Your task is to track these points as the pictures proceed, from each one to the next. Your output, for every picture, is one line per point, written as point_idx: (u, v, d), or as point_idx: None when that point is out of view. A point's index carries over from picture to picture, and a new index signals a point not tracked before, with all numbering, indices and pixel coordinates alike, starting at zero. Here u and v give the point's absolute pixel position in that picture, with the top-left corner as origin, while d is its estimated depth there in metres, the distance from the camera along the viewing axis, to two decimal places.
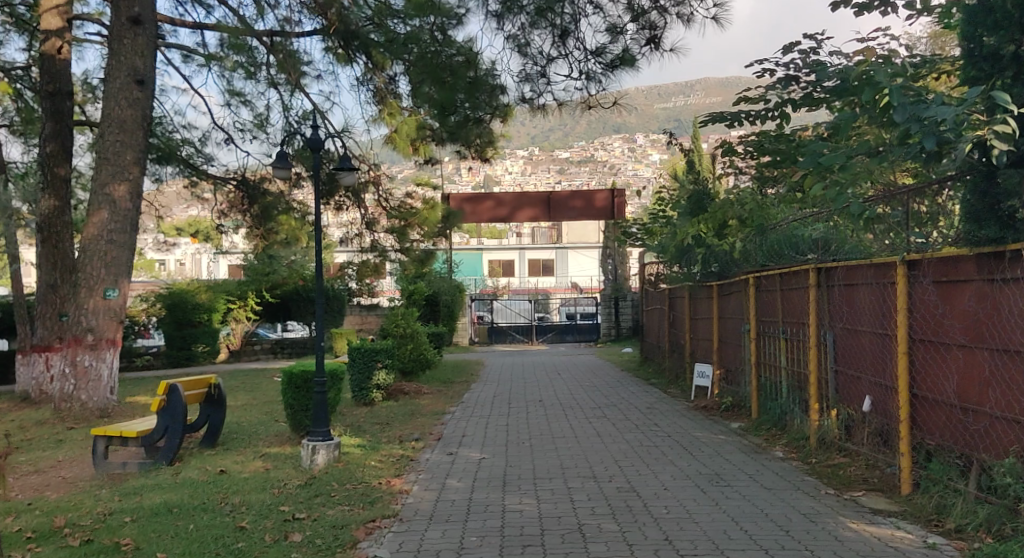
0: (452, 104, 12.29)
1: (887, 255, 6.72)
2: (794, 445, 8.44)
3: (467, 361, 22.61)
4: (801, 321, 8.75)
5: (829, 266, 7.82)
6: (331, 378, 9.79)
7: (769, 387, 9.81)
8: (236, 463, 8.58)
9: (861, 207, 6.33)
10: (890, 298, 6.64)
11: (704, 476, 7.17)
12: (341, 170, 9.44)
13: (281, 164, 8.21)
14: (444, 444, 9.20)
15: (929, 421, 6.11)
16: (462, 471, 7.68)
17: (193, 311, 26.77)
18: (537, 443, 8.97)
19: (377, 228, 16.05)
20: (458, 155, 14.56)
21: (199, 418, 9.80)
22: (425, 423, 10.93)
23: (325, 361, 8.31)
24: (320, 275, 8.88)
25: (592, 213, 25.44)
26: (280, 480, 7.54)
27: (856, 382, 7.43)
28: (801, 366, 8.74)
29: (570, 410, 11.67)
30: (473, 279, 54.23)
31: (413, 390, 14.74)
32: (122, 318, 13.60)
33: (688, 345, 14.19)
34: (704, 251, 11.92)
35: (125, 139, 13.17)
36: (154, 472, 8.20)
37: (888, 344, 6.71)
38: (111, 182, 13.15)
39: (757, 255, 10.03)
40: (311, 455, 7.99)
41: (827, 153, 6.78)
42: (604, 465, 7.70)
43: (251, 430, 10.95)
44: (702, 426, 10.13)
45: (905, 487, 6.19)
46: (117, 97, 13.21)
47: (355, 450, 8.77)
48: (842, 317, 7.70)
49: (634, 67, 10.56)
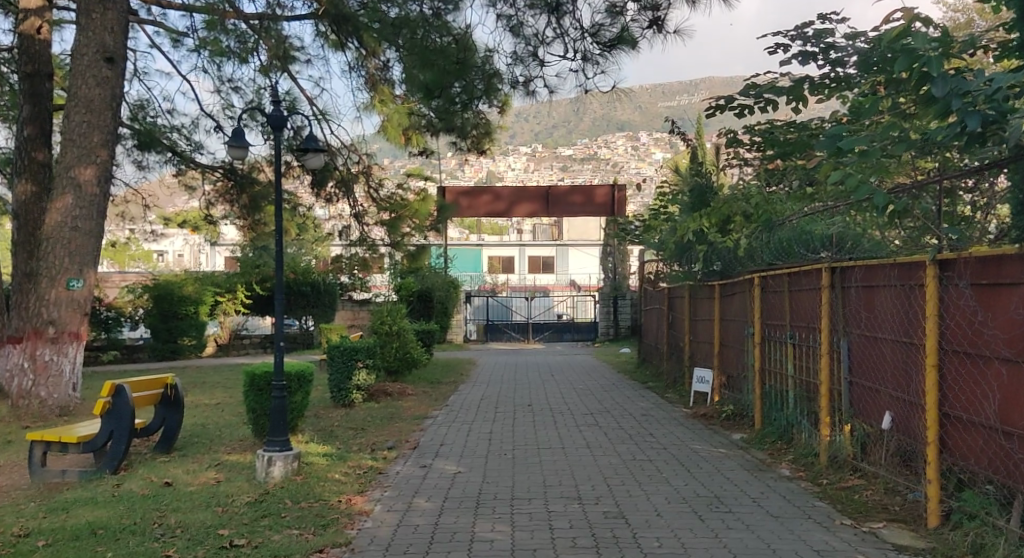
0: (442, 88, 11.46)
1: (913, 254, 5.93)
2: (801, 462, 7.66)
3: (458, 360, 21.73)
4: (811, 326, 7.95)
5: (846, 266, 7.01)
6: (296, 380, 8.98)
7: (774, 396, 9.03)
8: (187, 472, 7.81)
9: (888, 196, 5.57)
10: (917, 303, 5.83)
11: (702, 500, 6.38)
12: (306, 150, 8.08)
13: (235, 141, 7.30)
14: (419, 454, 8.42)
15: (963, 445, 5.32)
16: (432, 488, 6.88)
17: (179, 303, 26.08)
18: (520, 455, 8.17)
19: (367, 220, 15.06)
20: (454, 146, 13.76)
21: (153, 421, 9.05)
22: (402, 429, 10.13)
23: (284, 362, 7.47)
24: (280, 268, 8.01)
25: (592, 209, 24.61)
26: (229, 495, 6.75)
27: (874, 395, 6.64)
28: (810, 374, 7.96)
29: (560, 416, 10.87)
30: (472, 275, 53.29)
31: (397, 391, 13.98)
32: (88, 310, 12.82)
33: (688, 347, 13.38)
34: (706, 248, 11.16)
35: (92, 120, 12.37)
36: (96, 483, 7.45)
37: (913, 355, 5.91)
38: (77, 165, 12.36)
39: (764, 252, 9.25)
40: (266, 467, 7.20)
41: (852, 137, 5.97)
42: (592, 484, 6.91)
43: (215, 433, 10.18)
44: (700, 437, 9.33)
45: (932, 519, 5.41)
46: (84, 74, 12.40)
47: (319, 461, 7.97)
48: (859, 323, 6.90)
49: (636, 50, 9.76)
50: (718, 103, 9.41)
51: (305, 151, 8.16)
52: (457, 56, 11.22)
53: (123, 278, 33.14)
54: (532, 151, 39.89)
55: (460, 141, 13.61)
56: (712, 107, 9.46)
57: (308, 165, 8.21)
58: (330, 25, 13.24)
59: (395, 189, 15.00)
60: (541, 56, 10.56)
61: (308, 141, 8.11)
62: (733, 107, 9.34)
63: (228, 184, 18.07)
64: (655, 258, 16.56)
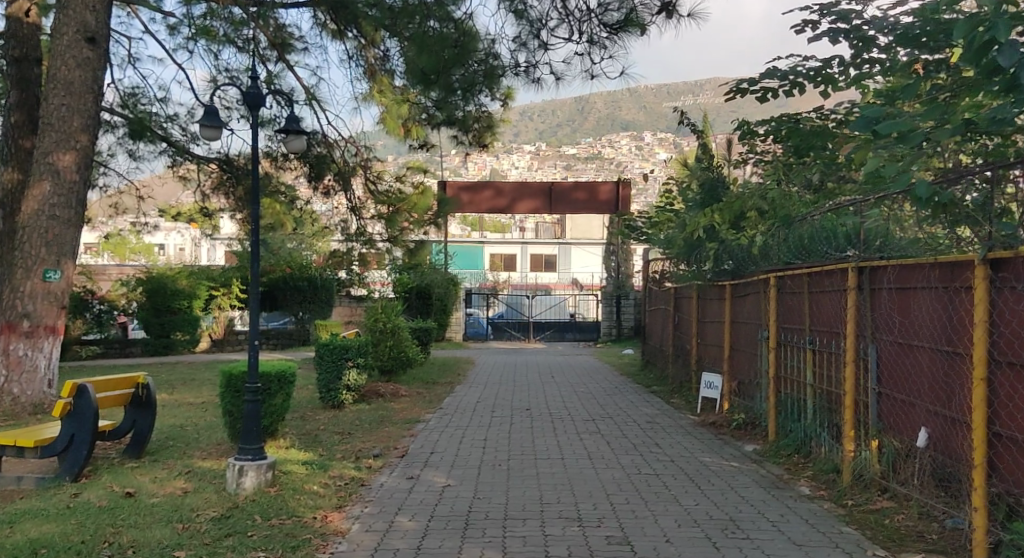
0: (442, 78, 10.78)
1: (958, 254, 5.31)
2: (822, 478, 7.04)
3: (456, 360, 21.14)
4: (834, 330, 7.33)
5: (877, 265, 6.40)
6: (276, 382, 8.32)
7: (790, 404, 8.42)
8: (154, 480, 7.19)
9: (933, 186, 5.00)
10: (963, 308, 5.21)
11: (716, 523, 5.75)
12: (286, 131, 7.14)
13: (206, 121, 6.64)
14: (407, 463, 7.80)
15: (1015, 470, 4.69)
16: (417, 505, 6.26)
17: (172, 297, 25.49)
18: (516, 467, 7.54)
19: (365, 214, 14.26)
20: (455, 140, 13.13)
21: (123, 423, 8.44)
22: (392, 435, 9.53)
23: (258, 363, 6.84)
24: (256, 261, 7.33)
25: (595, 206, 23.99)
26: (193, 509, 6.11)
27: (907, 408, 6.03)
28: (832, 382, 7.34)
29: (560, 422, 10.25)
30: (472, 273, 52.77)
31: (391, 392, 13.36)
32: (66, 303, 12.22)
33: (695, 350, 12.74)
34: (717, 246, 10.56)
35: (72, 103, 11.74)
36: (52, 491, 6.84)
37: (957, 366, 5.29)
38: (55, 150, 11.71)
39: (781, 251, 8.63)
40: (237, 477, 6.58)
41: (889, 121, 5.36)
42: (594, 502, 6.29)
43: (193, 436, 9.57)
44: (709, 448, 8.71)
45: (978, 553, 4.78)
46: (64, 55, 11.75)
47: (297, 470, 7.35)
48: (890, 327, 6.28)
49: (644, 33, 9.13)
50: (739, 86, 9.27)
51: (286, 133, 7.21)
52: (456, 39, 10.54)
53: (119, 270, 32.56)
54: (536, 149, 39.36)
55: (461, 134, 12.94)
56: (733, 90, 9.34)
57: (290, 149, 7.28)
58: (328, 11, 12.89)
59: (393, 182, 14.07)
60: (547, 43, 9.92)
61: (288, 121, 7.18)
62: (757, 90, 9.18)
63: (223, 175, 17.41)
64: (662, 257, 15.95)
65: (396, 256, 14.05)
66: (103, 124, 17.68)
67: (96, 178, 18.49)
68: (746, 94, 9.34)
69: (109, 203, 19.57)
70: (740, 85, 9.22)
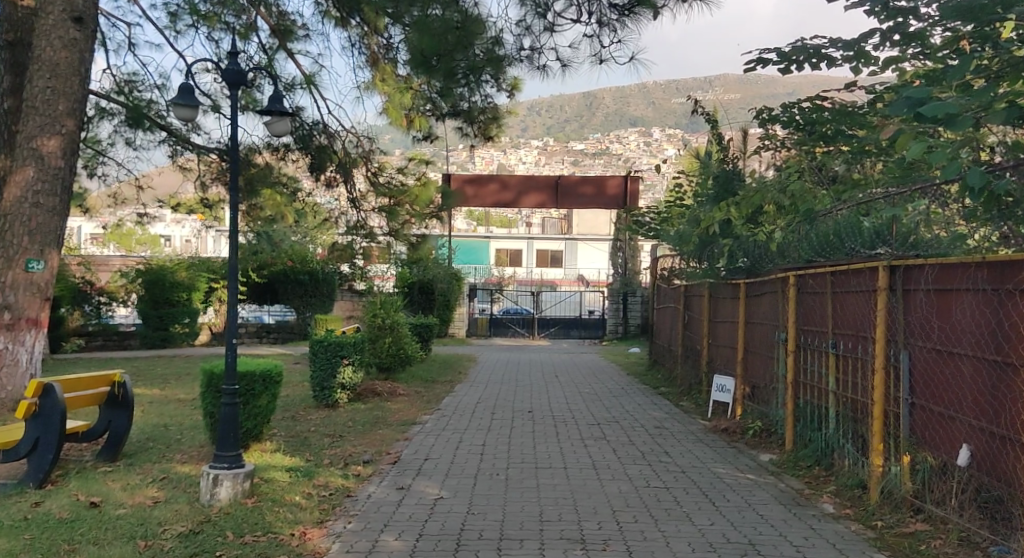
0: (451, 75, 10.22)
1: (1011, 253, 4.78)
2: (847, 494, 6.49)
3: (458, 356, 20.60)
4: (860, 334, 6.78)
5: (912, 264, 5.84)
6: (263, 382, 7.80)
7: (810, 412, 7.86)
8: (125, 488, 6.68)
9: (986, 176, 4.50)
10: (1016, 312, 4.68)
11: (733, 548, 5.21)
12: (269, 113, 6.57)
13: (181, 100, 6.09)
14: (399, 471, 7.28)
15: None
16: (406, 520, 5.74)
17: (171, 288, 24.91)
18: (516, 477, 7.01)
19: (366, 207, 13.53)
20: (460, 133, 12.37)
21: (98, 423, 7.92)
22: (385, 438, 9.00)
23: (237, 364, 6.32)
24: (234, 253, 6.76)
25: (603, 201, 23.50)
26: (159, 523, 5.60)
27: (945, 422, 5.49)
28: (858, 391, 6.78)
29: (563, 426, 9.71)
30: (477, 268, 52.17)
31: (388, 391, 12.83)
32: (49, 295, 11.74)
33: (706, 351, 12.19)
34: (731, 242, 10.02)
35: (57, 86, 11.19)
36: (13, 498, 6.33)
37: (1007, 377, 4.76)
38: (39, 135, 11.17)
39: (805, 248, 8.06)
40: (211, 487, 6.05)
41: (935, 103, 4.83)
42: (599, 521, 5.77)
43: (175, 437, 9.07)
44: (722, 458, 8.15)
45: None
46: (50, 35, 11.22)
47: (280, 478, 6.83)
48: (925, 332, 5.73)
49: (659, 15, 8.54)
50: (762, 56, 8.48)
51: (269, 115, 6.64)
52: (457, 20, 9.94)
53: (122, 260, 32.17)
54: (543, 144, 38.91)
55: (464, 125, 12.13)
56: (754, 60, 8.54)
57: (272, 132, 6.68)
58: None
59: (396, 172, 13.40)
60: (554, 26, 9.32)
61: (271, 102, 6.61)
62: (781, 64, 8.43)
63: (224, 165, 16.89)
64: (672, 254, 15.41)
65: (398, 250, 13.47)
66: (100, 112, 17.15)
67: (94, 168, 17.99)
68: (767, 66, 8.57)
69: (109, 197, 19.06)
70: (764, 58, 8.43)
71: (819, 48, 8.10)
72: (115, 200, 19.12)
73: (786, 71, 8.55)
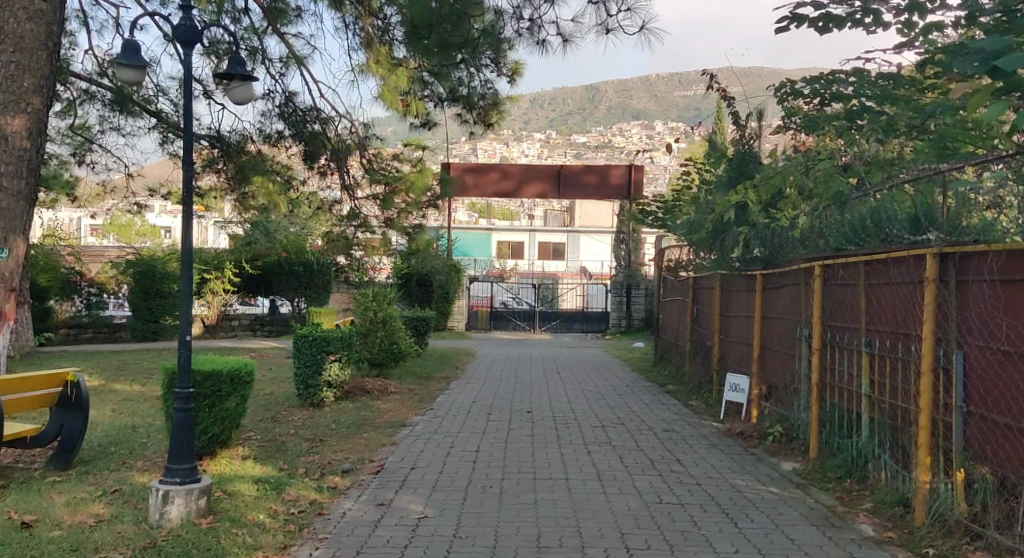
0: (450, 51, 9.31)
1: None
2: (888, 513, 5.72)
3: (456, 351, 19.75)
4: (901, 330, 5.98)
5: (971, 252, 5.05)
6: (229, 385, 7.00)
7: (838, 417, 7.09)
8: (68, 504, 5.85)
9: None
10: None
11: None
12: (230, 76, 5.78)
13: (125, 60, 5.33)
14: (380, 484, 6.50)
15: None
16: (381, 546, 4.94)
17: (162, 279, 23.94)
18: (511, 492, 6.23)
19: (359, 193, 12.33)
20: (460, 119, 11.63)
21: (48, 426, 7.13)
22: (369, 442, 8.21)
23: (191, 364, 5.51)
24: (188, 238, 5.97)
25: (607, 191, 22.68)
26: (95, 551, 4.81)
27: (1010, 436, 4.71)
28: (897, 395, 6.00)
29: (565, 430, 8.91)
30: (479, 260, 51.19)
31: (378, 388, 12.04)
32: (15, 285, 10.23)
33: (716, 347, 11.40)
34: (748, 230, 9.23)
35: (21, 60, 9.60)
36: None
37: None
38: (2, 113, 9.63)
39: (833, 234, 7.27)
40: (160, 506, 5.27)
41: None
42: (606, 547, 4.98)
43: (141, 441, 8.24)
44: (740, 467, 7.37)
45: None
46: (12, 4, 9.60)
47: (245, 491, 6.06)
48: (986, 330, 4.95)
49: None
50: (796, 13, 7.61)
51: (229, 79, 5.86)
52: None
53: (113, 251, 31.17)
54: (546, 136, 37.96)
55: (463, 110, 11.43)
56: (788, 18, 7.66)
57: (234, 97, 5.90)
58: None
59: (390, 157, 12.29)
60: None
61: (230, 64, 5.82)
62: (818, 25, 7.54)
63: None
64: (679, 244, 14.64)
65: (397, 243, 12.03)
66: (84, 96, 16.27)
67: (82, 156, 17.15)
68: (802, 24, 7.70)
69: (97, 190, 18.08)
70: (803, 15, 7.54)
71: (865, 2, 7.22)
72: (103, 193, 18.15)
73: (826, 32, 7.64)
